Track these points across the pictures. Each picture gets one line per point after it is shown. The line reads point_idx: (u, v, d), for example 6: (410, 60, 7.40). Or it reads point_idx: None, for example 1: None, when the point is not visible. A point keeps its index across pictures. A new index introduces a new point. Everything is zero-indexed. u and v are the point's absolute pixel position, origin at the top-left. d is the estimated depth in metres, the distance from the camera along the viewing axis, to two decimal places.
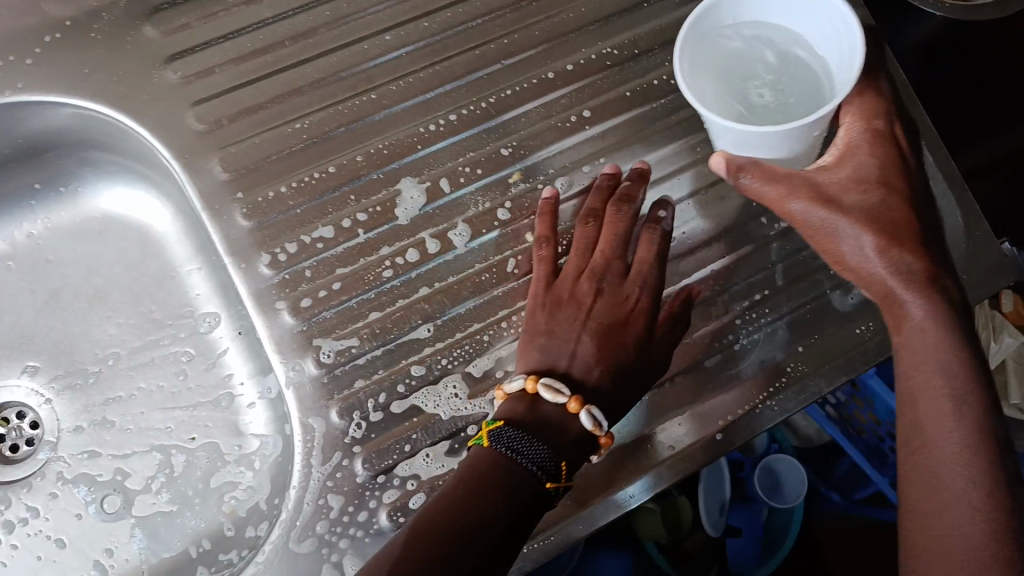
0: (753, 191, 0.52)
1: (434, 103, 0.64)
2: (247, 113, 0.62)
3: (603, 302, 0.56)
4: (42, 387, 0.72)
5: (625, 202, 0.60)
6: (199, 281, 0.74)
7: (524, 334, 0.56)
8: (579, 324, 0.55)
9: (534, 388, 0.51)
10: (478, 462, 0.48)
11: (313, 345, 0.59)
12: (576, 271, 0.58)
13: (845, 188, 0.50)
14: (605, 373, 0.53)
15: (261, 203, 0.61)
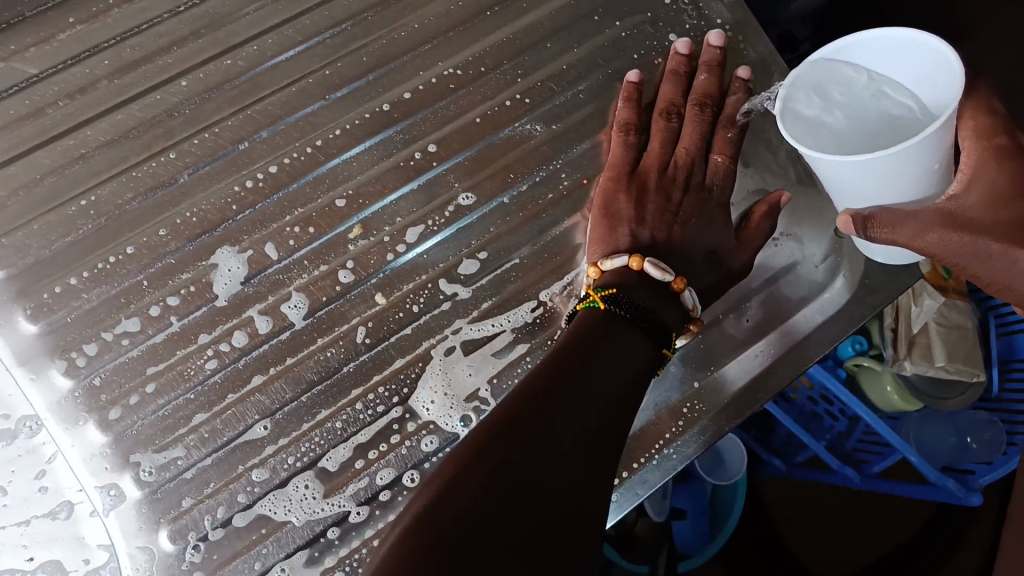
0: (889, 241, 0.41)
1: (248, 154, 0.55)
2: (21, 192, 0.53)
3: (684, 191, 0.52)
4: None
5: (705, 96, 0.55)
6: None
7: (602, 218, 0.51)
8: (666, 213, 0.51)
9: (638, 266, 0.46)
10: (594, 324, 0.44)
11: (132, 461, 0.51)
12: (664, 154, 0.54)
13: (991, 213, 0.40)
14: (702, 261, 0.50)
15: (49, 299, 0.51)
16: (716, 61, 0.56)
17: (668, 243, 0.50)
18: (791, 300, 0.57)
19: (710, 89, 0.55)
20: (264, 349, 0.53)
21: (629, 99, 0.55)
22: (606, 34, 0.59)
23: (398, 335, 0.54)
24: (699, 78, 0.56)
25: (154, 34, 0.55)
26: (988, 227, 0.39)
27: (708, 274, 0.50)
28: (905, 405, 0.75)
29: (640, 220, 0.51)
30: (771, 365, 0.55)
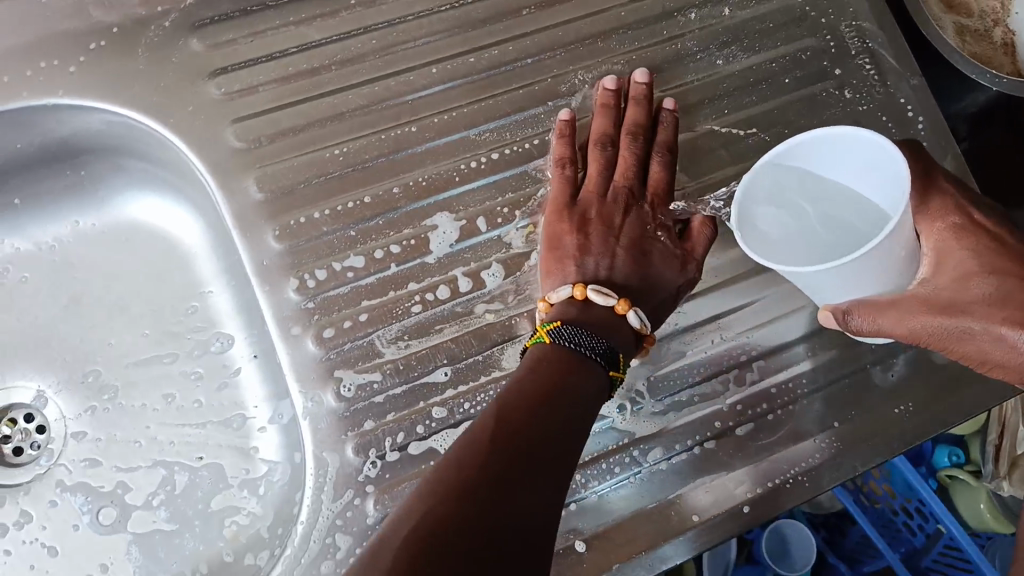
0: (871, 330, 0.50)
1: (477, 139, 0.63)
2: (287, 135, 0.61)
3: (626, 216, 0.60)
4: (53, 391, 0.70)
5: (637, 127, 0.63)
6: (226, 300, 0.71)
7: (550, 255, 0.58)
8: (610, 243, 0.58)
9: (582, 296, 0.54)
10: (544, 355, 0.49)
11: (334, 377, 0.58)
12: (613, 181, 0.62)
13: (962, 290, 0.48)
14: (642, 286, 0.57)
15: (295, 227, 0.60)
16: (643, 96, 0.64)
17: (612, 266, 0.57)
18: (937, 363, 0.62)
19: (636, 120, 0.63)
20: (459, 306, 0.60)
21: (564, 141, 0.62)
22: (804, 91, 0.69)
23: None
24: (629, 110, 0.63)
25: (419, 25, 0.64)
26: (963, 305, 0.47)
27: (653, 292, 0.57)
28: (998, 526, 0.96)
29: (586, 246, 0.58)
30: (908, 417, 0.61)
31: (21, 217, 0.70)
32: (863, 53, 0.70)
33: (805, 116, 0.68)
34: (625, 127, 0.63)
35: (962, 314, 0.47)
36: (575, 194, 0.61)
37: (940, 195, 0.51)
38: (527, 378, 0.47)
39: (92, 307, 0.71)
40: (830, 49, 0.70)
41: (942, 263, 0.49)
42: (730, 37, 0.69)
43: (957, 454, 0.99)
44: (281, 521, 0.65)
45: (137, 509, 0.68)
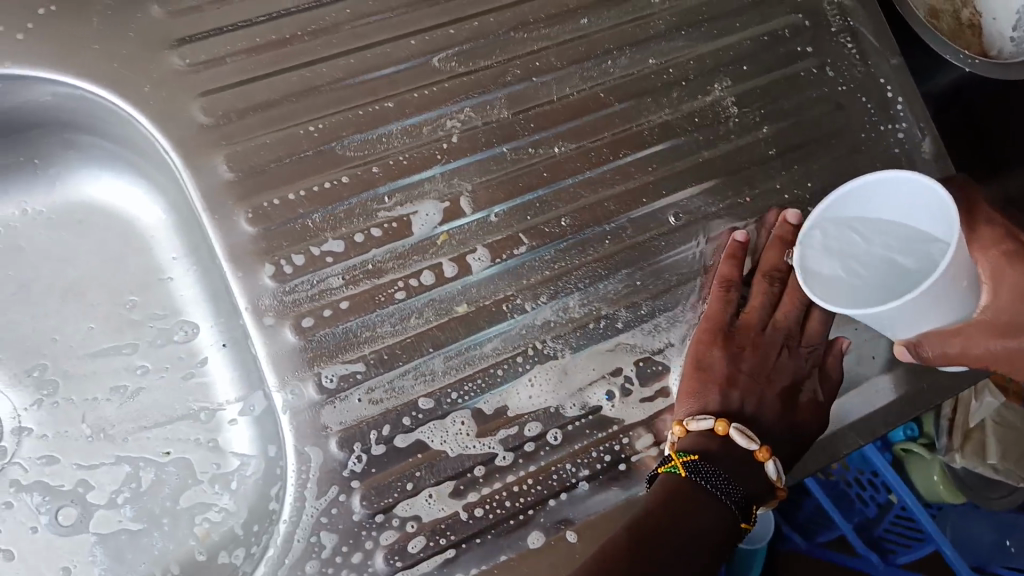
0: (941, 360, 0.53)
1: (458, 116, 0.60)
2: (258, 109, 0.57)
3: (753, 355, 0.58)
4: (2, 387, 0.65)
5: (774, 271, 0.61)
6: (190, 288, 0.67)
7: (697, 381, 0.56)
8: (765, 377, 0.58)
9: (724, 430, 0.53)
10: (678, 488, 0.50)
11: (315, 369, 0.55)
12: (757, 322, 0.60)
13: (1017, 306, 0.48)
14: (789, 422, 0.56)
15: (268, 209, 0.56)
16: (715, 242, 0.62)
17: (760, 405, 0.56)
18: None
19: (779, 264, 0.62)
20: (445, 292, 0.58)
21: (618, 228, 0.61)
22: (787, 70, 0.68)
23: (566, 304, 0.59)
24: (772, 252, 0.62)
25: None
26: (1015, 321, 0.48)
27: (801, 433, 0.56)
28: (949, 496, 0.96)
29: (731, 381, 0.56)
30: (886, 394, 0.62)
31: None
32: (845, 31, 0.69)
33: (787, 97, 0.68)
34: (760, 273, 0.62)
35: (1020, 335, 0.48)
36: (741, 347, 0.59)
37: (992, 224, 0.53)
38: (661, 504, 0.49)
39: (42, 293, 0.66)
40: (813, 25, 0.69)
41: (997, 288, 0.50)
42: (715, 13, 0.68)
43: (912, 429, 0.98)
44: (256, 517, 0.62)
45: (101, 508, 0.64)
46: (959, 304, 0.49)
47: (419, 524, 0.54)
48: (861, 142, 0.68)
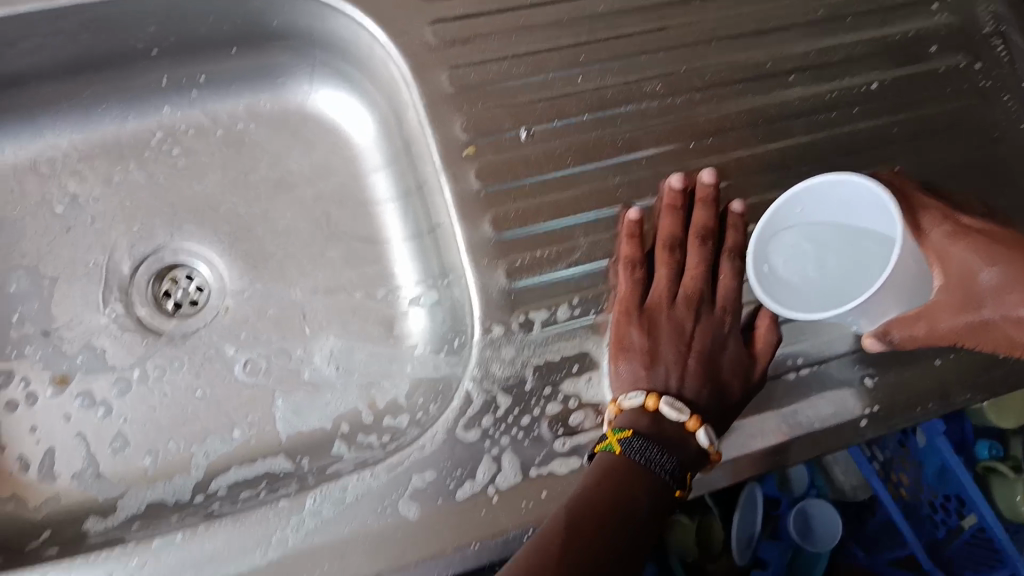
0: (903, 344, 0.56)
1: (645, 64, 0.69)
2: (481, 38, 0.68)
3: (668, 323, 0.61)
4: (215, 256, 0.76)
5: (704, 230, 0.64)
6: (384, 191, 0.77)
7: (625, 353, 0.60)
8: (683, 348, 0.60)
9: (654, 406, 0.56)
10: (615, 464, 0.53)
11: (506, 258, 0.64)
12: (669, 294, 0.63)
13: (968, 283, 0.55)
14: (714, 392, 0.58)
15: (481, 120, 0.66)
16: (678, 205, 0.65)
17: (682, 376, 0.58)
18: None
19: (677, 232, 0.65)
20: (622, 212, 0.66)
21: (631, 238, 0.64)
22: (937, 62, 0.75)
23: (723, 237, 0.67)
24: (666, 221, 0.65)
25: None
26: (975, 293, 0.54)
27: (725, 396, 0.59)
28: None
29: (654, 357, 0.60)
30: (1002, 361, 0.68)
31: (212, 95, 0.77)
32: (993, 35, 0.77)
33: (933, 85, 0.74)
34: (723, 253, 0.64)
35: (981, 304, 0.54)
36: (664, 304, 0.62)
37: (928, 212, 0.60)
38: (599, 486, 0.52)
39: (257, 182, 0.77)
40: (963, 27, 0.76)
41: (947, 269, 0.55)
42: (873, 7, 0.76)
43: (996, 447, 1.00)
44: (422, 393, 0.71)
45: (281, 368, 0.73)
46: (918, 285, 0.55)
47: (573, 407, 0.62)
48: (1000, 134, 0.74)
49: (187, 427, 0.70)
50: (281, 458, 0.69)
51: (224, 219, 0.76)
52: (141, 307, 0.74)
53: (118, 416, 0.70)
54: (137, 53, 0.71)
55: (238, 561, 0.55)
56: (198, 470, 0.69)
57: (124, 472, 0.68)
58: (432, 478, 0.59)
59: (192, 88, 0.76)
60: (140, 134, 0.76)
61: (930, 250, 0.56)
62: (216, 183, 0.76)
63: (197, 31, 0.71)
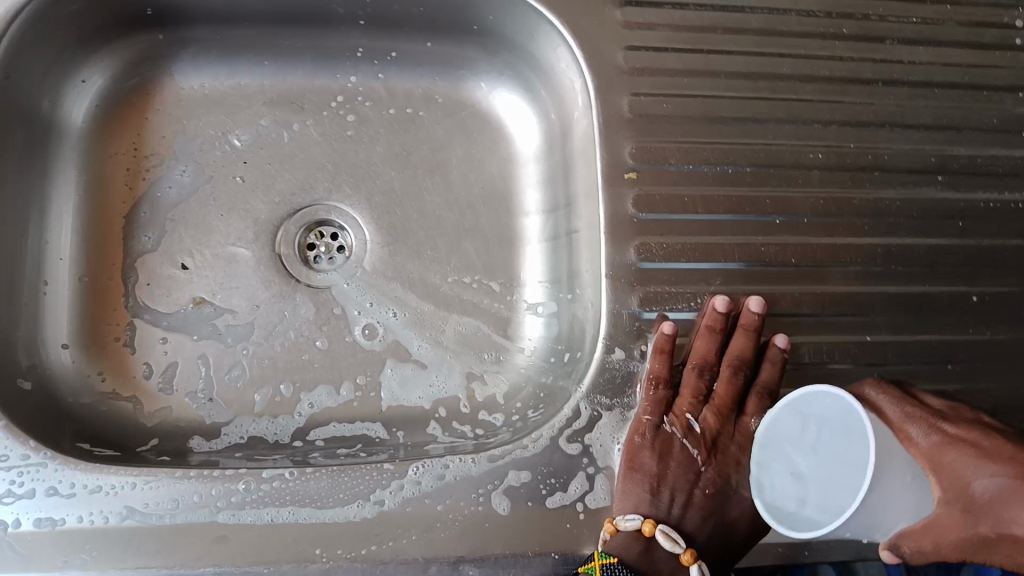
0: (915, 558, 0.49)
1: (816, 133, 0.70)
2: (666, 73, 0.69)
3: (681, 449, 0.63)
4: (361, 221, 0.80)
5: (738, 360, 0.65)
6: (532, 197, 0.79)
7: (632, 472, 0.61)
8: (690, 478, 0.61)
9: (650, 532, 0.57)
10: None
11: (642, 288, 0.65)
12: (687, 419, 0.64)
13: (964, 496, 0.46)
14: (715, 528, 0.60)
15: (649, 151, 0.67)
16: (717, 328, 0.64)
17: (685, 508, 0.60)
18: None
19: (709, 355, 0.65)
20: (763, 269, 0.67)
21: (660, 358, 0.63)
22: None
23: (852, 318, 0.68)
24: (701, 342, 0.65)
25: (800, 22, 0.72)
26: (987, 515, 0.44)
27: (730, 534, 0.60)
28: None
29: (660, 482, 0.61)
30: None
31: (394, 72, 0.81)
32: None
33: None
34: (754, 387, 0.65)
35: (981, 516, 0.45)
36: (681, 430, 0.63)
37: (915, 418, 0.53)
38: None
39: (415, 163, 0.81)
40: None
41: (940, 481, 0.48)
42: None
43: None
44: (522, 398, 0.74)
45: (396, 339, 0.76)
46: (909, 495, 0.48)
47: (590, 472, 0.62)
48: None
49: (302, 371, 0.74)
50: (378, 425, 0.73)
51: (378, 190, 0.80)
52: (283, 252, 0.78)
53: (240, 349, 0.74)
54: (346, 22, 0.76)
55: (337, 510, 0.59)
56: (300, 416, 0.73)
57: (235, 401, 0.72)
58: (526, 479, 0.61)
59: (378, 70, 0.81)
60: (320, 92, 0.80)
61: (922, 459, 0.49)
62: (377, 156, 0.80)
63: (402, 11, 0.74)
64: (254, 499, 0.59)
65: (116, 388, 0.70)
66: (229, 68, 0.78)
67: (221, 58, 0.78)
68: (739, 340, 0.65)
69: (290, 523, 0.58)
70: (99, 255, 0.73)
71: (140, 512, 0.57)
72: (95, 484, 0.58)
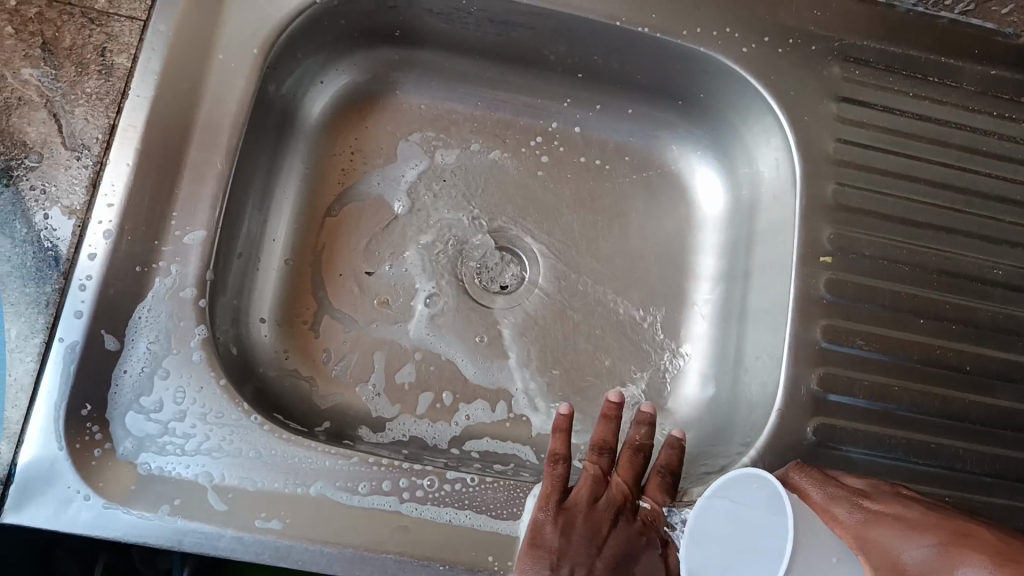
0: None
1: (1003, 252, 0.73)
2: (870, 169, 0.73)
3: (585, 521, 0.63)
4: (538, 255, 0.83)
5: (637, 445, 0.69)
6: (708, 262, 0.83)
7: (535, 548, 0.60)
8: (592, 551, 0.62)
9: None
10: None
11: (823, 367, 0.67)
12: (591, 493, 0.65)
13: (893, 571, 0.46)
14: None
15: (845, 238, 0.71)
16: (614, 415, 0.69)
17: None
18: None
19: (610, 438, 0.69)
20: (939, 370, 0.69)
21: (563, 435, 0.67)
22: None
23: (1016, 436, 0.69)
24: (599, 427, 0.69)
25: (1001, 145, 0.76)
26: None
27: None
28: None
29: (562, 556, 0.61)
30: None
31: (593, 122, 0.85)
32: None
33: None
34: (654, 469, 0.68)
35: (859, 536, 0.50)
36: (585, 502, 0.65)
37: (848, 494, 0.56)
38: None
39: (597, 209, 0.84)
40: None
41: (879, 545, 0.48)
42: None
43: None
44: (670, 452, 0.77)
45: (555, 371, 0.80)
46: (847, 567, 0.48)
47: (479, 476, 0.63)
48: None
49: (464, 385, 0.78)
50: (528, 449, 0.76)
51: (559, 229, 0.84)
52: (463, 270, 0.82)
53: (411, 353, 0.78)
54: (564, 72, 0.81)
55: (511, 523, 0.62)
56: (458, 426, 0.76)
57: (401, 400, 0.76)
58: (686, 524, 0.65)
59: (578, 118, 0.85)
60: (523, 128, 0.85)
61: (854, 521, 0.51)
62: (564, 197, 0.85)
63: (622, 69, 0.79)
64: (436, 496, 0.61)
65: (299, 368, 0.75)
66: (444, 93, 0.84)
67: (440, 82, 0.83)
68: (639, 429, 0.70)
69: (466, 527, 0.61)
70: (304, 241, 0.78)
71: (332, 488, 0.60)
72: (297, 455, 0.61)
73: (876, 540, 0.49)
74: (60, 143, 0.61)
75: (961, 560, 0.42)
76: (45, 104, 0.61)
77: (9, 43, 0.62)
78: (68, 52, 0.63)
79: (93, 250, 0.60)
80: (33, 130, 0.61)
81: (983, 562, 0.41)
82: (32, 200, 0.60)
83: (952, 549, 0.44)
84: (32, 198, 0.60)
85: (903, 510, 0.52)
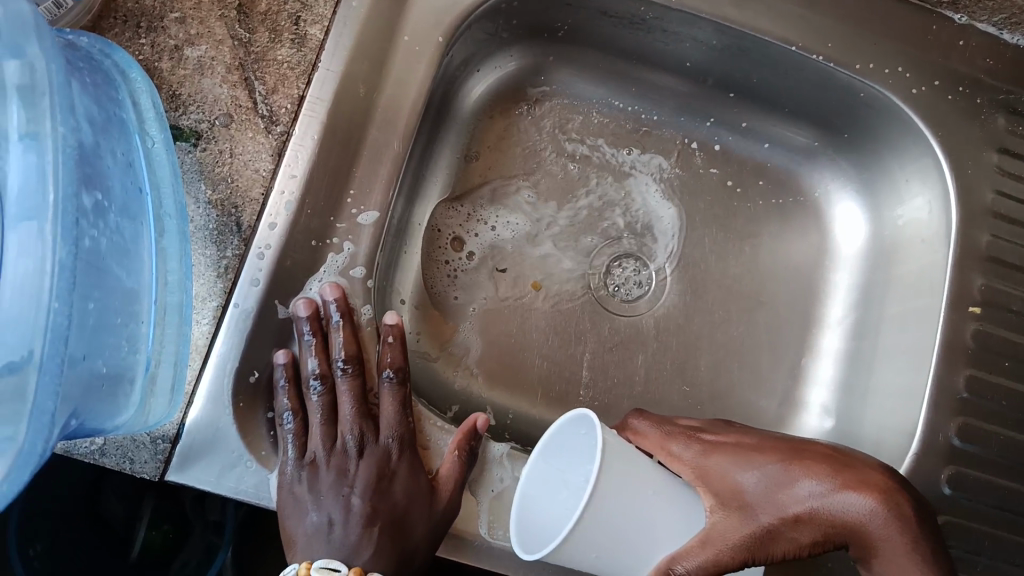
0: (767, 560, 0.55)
1: None
2: (1022, 224, 0.74)
3: (329, 432, 0.61)
4: (666, 264, 0.82)
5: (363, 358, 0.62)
6: (839, 304, 0.83)
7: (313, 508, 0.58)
8: (360, 488, 0.59)
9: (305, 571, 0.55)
10: None
11: (962, 416, 0.69)
12: (332, 422, 0.61)
13: (738, 494, 0.55)
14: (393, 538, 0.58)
15: (994, 290, 0.71)
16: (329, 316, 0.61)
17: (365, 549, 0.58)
18: None
19: (348, 343, 0.61)
20: None
21: (398, 348, 0.62)
22: None
23: None
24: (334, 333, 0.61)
25: None
26: (766, 503, 0.55)
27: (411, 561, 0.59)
28: None
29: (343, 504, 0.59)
30: None
31: (735, 141, 0.85)
32: None
33: None
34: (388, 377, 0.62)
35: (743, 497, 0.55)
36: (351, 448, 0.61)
37: (651, 424, 0.63)
38: None
39: (731, 227, 0.83)
40: None
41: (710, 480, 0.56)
42: None
43: None
44: None
45: (673, 386, 0.79)
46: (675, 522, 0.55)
47: (341, 383, 0.62)
48: None
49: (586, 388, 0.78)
50: None
51: (690, 242, 0.83)
52: (592, 272, 0.81)
53: (536, 351, 0.78)
54: (716, 89, 0.81)
55: None
56: None
57: (523, 397, 0.77)
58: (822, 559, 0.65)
59: (719, 136, 0.85)
60: (665, 138, 0.84)
61: (677, 462, 0.58)
62: (698, 216, 0.83)
63: (779, 94, 0.79)
64: None
65: (429, 350, 0.75)
66: (590, 93, 0.83)
67: (588, 82, 0.83)
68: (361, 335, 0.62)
69: None
70: (442, 228, 0.78)
71: None
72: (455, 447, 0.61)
73: (727, 465, 0.57)
74: (249, 108, 0.61)
75: (801, 472, 0.55)
76: (238, 67, 0.61)
77: (207, 1, 0.61)
78: (263, 17, 0.62)
79: (273, 220, 0.59)
80: (224, 92, 0.60)
81: (822, 477, 0.55)
82: (217, 164, 0.59)
83: (792, 467, 0.56)
84: (216, 161, 0.59)
85: (730, 439, 0.60)
